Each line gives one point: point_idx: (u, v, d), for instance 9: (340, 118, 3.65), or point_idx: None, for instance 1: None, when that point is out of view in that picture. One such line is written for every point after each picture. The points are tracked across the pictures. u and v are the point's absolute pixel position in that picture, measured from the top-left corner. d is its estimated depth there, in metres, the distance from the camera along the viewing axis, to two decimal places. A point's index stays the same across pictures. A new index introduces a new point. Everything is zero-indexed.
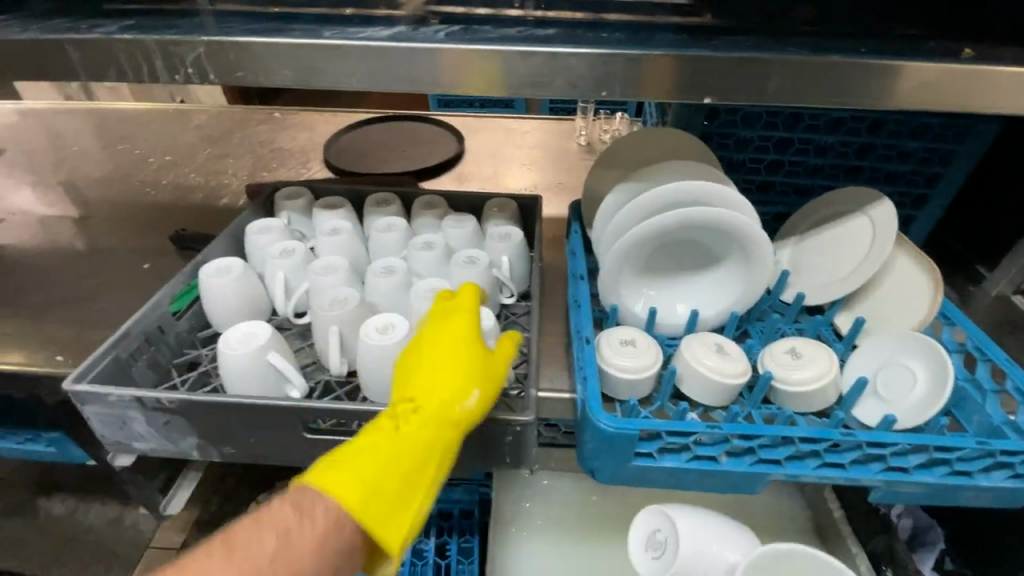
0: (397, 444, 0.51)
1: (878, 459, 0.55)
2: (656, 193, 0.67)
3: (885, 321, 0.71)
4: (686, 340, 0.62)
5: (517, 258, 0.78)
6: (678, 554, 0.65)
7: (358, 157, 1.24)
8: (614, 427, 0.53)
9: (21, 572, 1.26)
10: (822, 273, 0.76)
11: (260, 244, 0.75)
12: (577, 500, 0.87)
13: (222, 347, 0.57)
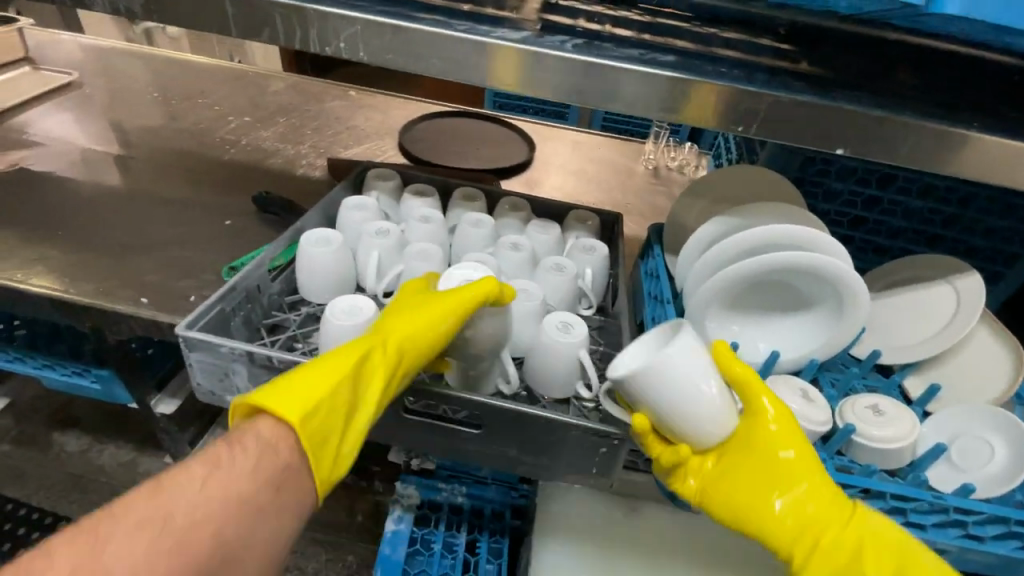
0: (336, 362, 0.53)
1: (956, 525, 0.56)
2: (759, 232, 0.67)
3: (961, 391, 0.71)
4: (772, 381, 0.63)
5: (599, 272, 0.78)
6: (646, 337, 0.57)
7: (432, 147, 1.26)
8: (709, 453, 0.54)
9: (32, 502, 1.27)
10: (896, 334, 0.77)
11: (355, 220, 0.77)
12: (601, 514, 0.84)
13: (328, 315, 0.59)
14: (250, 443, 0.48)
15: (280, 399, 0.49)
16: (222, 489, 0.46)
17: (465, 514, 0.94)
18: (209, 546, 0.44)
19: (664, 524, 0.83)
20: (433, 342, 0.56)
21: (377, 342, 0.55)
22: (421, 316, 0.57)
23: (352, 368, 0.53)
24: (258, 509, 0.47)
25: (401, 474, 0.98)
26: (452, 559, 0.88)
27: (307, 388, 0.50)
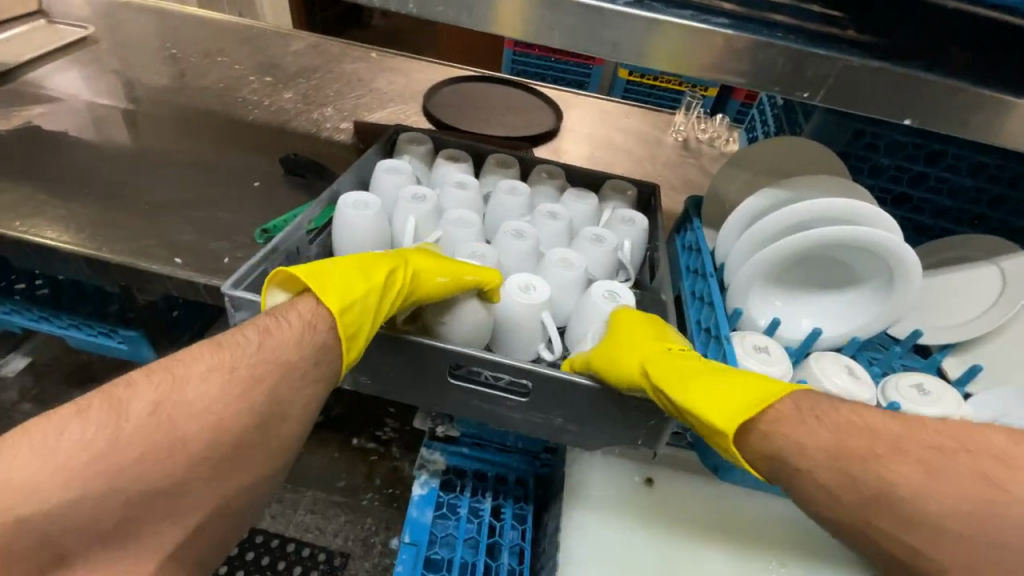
0: (364, 272, 0.55)
1: None
2: (812, 205, 0.65)
3: (1001, 373, 0.71)
4: (817, 356, 0.63)
5: (637, 244, 0.77)
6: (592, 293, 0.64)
7: (458, 112, 1.23)
8: None
9: None
10: (934, 315, 0.76)
11: (389, 184, 0.75)
12: (621, 485, 0.84)
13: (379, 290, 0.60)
14: (291, 317, 0.50)
15: (319, 284, 0.52)
16: (275, 353, 0.47)
17: (490, 481, 0.95)
18: (264, 401, 0.46)
19: (684, 495, 0.84)
20: (444, 294, 0.57)
21: (401, 267, 0.57)
22: (443, 266, 0.59)
23: (375, 277, 0.55)
24: (304, 376, 0.49)
25: (426, 439, 0.99)
26: (478, 524, 0.89)
27: (345, 282, 0.53)
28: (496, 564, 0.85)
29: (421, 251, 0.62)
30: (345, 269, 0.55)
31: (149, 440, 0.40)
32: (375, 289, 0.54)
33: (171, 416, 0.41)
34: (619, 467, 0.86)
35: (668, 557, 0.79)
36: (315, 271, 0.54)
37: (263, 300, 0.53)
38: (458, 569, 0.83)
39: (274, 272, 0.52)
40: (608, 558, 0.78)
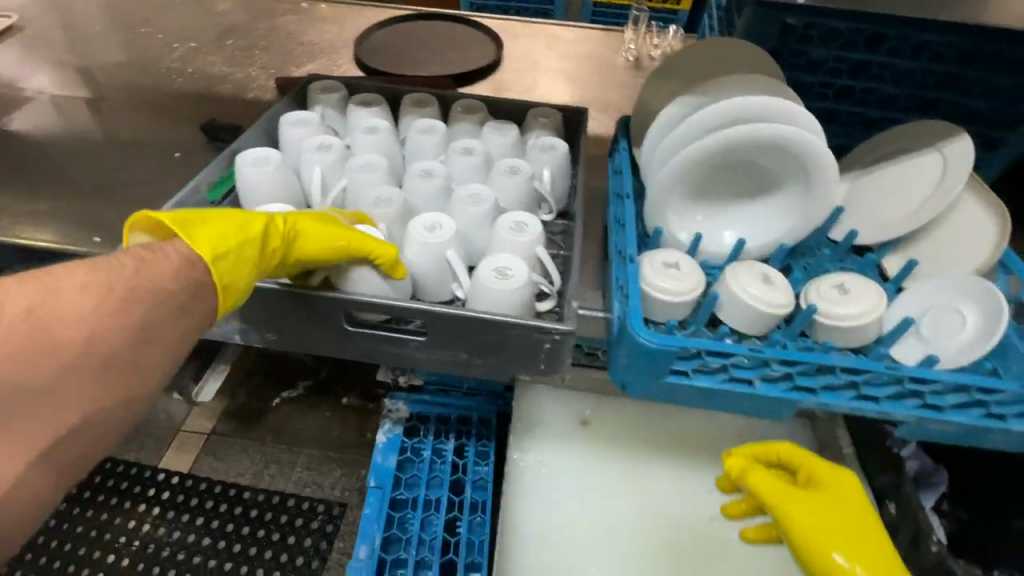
0: (245, 224, 0.55)
1: (914, 395, 0.52)
2: (722, 107, 0.61)
3: (940, 265, 0.67)
4: (732, 267, 0.61)
5: (559, 172, 0.73)
6: (497, 230, 0.60)
7: (391, 56, 1.17)
8: (654, 343, 0.50)
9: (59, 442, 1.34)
10: (873, 215, 0.73)
11: (295, 137, 0.73)
12: (567, 417, 0.88)
13: None
14: (166, 253, 0.50)
15: (190, 230, 0.53)
16: (154, 280, 0.48)
17: (453, 423, 0.98)
18: (139, 325, 0.46)
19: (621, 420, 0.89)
20: (324, 253, 0.56)
21: (287, 224, 0.57)
22: (330, 226, 0.57)
23: (253, 230, 0.54)
24: (182, 306, 0.50)
25: (391, 391, 1.02)
26: (442, 463, 0.93)
27: (217, 228, 0.53)
28: (460, 499, 0.89)
29: (317, 213, 0.60)
30: (227, 217, 0.55)
31: (19, 343, 0.40)
32: (245, 237, 0.53)
33: (46, 323, 0.42)
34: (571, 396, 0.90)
35: (619, 476, 0.84)
36: (194, 217, 0.54)
37: (127, 239, 0.54)
38: (423, 506, 0.88)
39: (148, 211, 0.53)
40: (562, 481, 0.83)
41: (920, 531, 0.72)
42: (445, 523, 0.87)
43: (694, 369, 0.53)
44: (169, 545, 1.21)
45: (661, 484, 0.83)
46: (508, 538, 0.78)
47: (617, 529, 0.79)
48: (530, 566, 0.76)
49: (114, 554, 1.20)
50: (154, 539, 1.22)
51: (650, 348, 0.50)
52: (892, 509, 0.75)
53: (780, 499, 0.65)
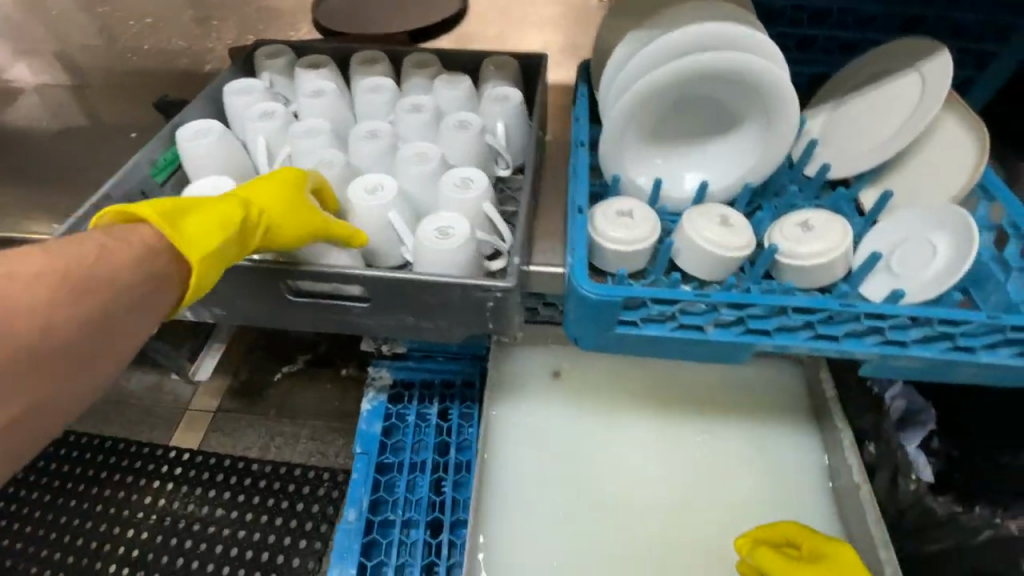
0: (208, 210, 0.50)
1: (875, 332, 0.51)
2: (671, 39, 0.56)
3: (915, 195, 0.64)
4: (687, 213, 0.59)
5: (515, 123, 0.69)
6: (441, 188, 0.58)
7: (350, 15, 1.12)
8: (596, 294, 0.49)
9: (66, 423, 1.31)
10: (849, 143, 0.68)
11: (239, 106, 0.70)
12: (541, 374, 0.88)
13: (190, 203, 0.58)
14: (128, 241, 0.44)
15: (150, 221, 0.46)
16: (110, 271, 0.42)
17: (436, 387, 0.98)
18: (89, 318, 0.41)
19: (591, 375, 0.89)
20: (297, 237, 0.53)
21: (251, 209, 0.52)
22: (297, 204, 0.53)
23: (219, 217, 0.49)
24: (140, 295, 0.44)
25: (375, 359, 1.02)
26: (425, 427, 0.94)
27: (196, 224, 0.48)
28: (444, 460, 0.91)
29: (276, 182, 0.55)
30: (188, 203, 0.49)
31: None
32: (226, 235, 0.49)
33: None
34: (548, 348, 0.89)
35: (598, 429, 0.84)
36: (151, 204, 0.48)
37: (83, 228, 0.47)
38: (408, 469, 0.90)
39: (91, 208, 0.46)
40: (542, 436, 0.84)
41: (899, 469, 0.71)
42: (430, 483, 0.89)
43: (643, 319, 0.51)
44: (183, 517, 1.14)
45: (639, 436, 0.84)
46: (488, 493, 0.79)
47: (595, 480, 0.81)
48: (509, 518, 0.78)
49: (132, 529, 1.13)
50: (168, 513, 1.14)
51: (593, 300, 0.49)
52: (871, 449, 0.76)
53: None
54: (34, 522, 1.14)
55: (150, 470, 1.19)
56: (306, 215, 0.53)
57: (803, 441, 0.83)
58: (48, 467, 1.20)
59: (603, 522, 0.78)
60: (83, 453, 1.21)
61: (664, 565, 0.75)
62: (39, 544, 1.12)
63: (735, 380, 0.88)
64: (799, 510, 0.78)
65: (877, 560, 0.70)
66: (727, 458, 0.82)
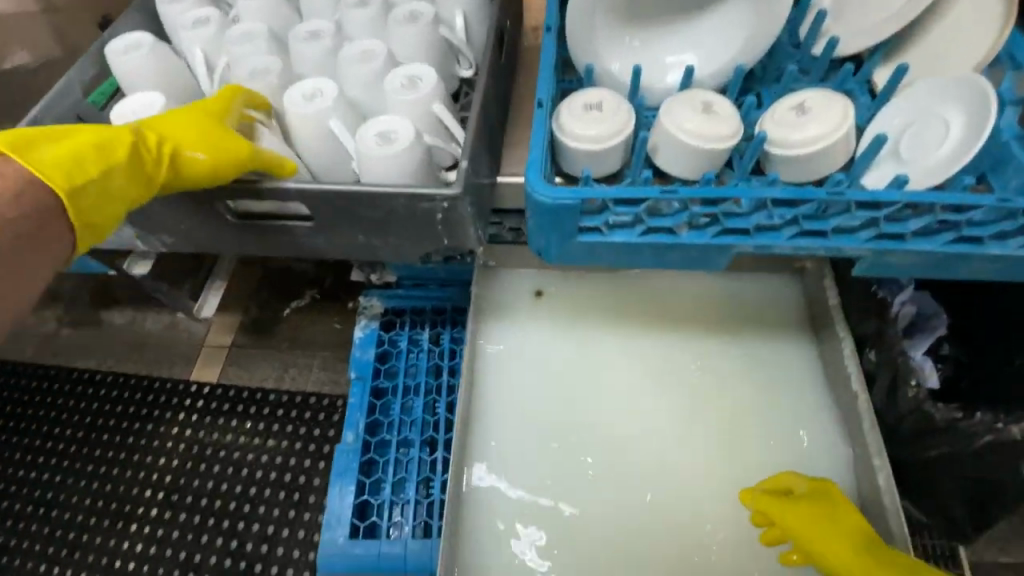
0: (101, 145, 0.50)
1: (869, 225, 0.46)
2: None
3: (938, 68, 0.55)
4: (667, 103, 0.52)
5: (474, 15, 0.62)
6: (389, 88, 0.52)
7: None
8: (551, 198, 0.45)
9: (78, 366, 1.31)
10: (869, 8, 0.57)
11: (173, 15, 0.64)
12: (526, 294, 0.87)
13: (116, 117, 0.56)
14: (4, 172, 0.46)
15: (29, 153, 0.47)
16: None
17: (427, 313, 0.97)
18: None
19: (578, 294, 0.86)
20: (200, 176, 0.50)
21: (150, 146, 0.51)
22: (201, 136, 0.50)
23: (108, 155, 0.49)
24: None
25: (366, 289, 1.00)
26: (418, 352, 0.94)
27: (85, 161, 0.48)
28: (438, 383, 0.92)
29: (190, 111, 0.52)
30: (83, 135, 0.50)
31: None
32: (115, 174, 0.49)
33: None
34: (530, 268, 0.87)
35: (587, 347, 0.83)
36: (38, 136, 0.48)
37: None
38: (402, 392, 0.91)
39: None
40: (530, 357, 0.83)
41: (899, 374, 0.66)
42: (425, 405, 0.90)
43: (608, 224, 0.47)
44: (210, 444, 1.18)
45: (630, 353, 0.82)
46: (476, 414, 0.80)
47: (583, 398, 0.80)
48: (498, 436, 0.78)
49: (163, 458, 1.17)
50: (196, 441, 1.18)
51: (547, 204, 0.45)
52: (871, 356, 0.72)
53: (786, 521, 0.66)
54: (69, 457, 1.18)
55: (173, 404, 1.23)
56: (209, 151, 0.50)
57: (801, 352, 0.80)
58: (74, 408, 1.23)
59: (592, 437, 0.77)
60: (109, 391, 1.25)
61: (654, 476, 0.75)
62: (78, 475, 1.16)
63: (731, 295, 0.85)
64: (793, 420, 0.77)
65: (870, 466, 0.68)
66: (721, 371, 0.80)
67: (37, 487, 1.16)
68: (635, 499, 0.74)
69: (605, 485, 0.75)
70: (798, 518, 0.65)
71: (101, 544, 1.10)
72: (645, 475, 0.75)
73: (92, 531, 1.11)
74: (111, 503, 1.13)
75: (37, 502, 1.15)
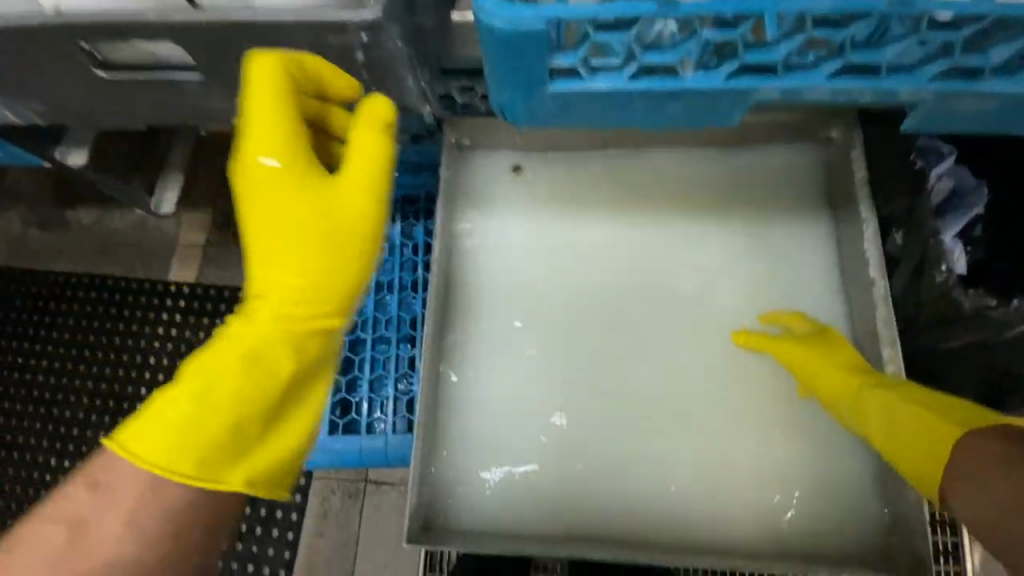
0: (237, 356, 0.50)
1: (939, 56, 0.34)
2: None
3: None
4: None
5: None
6: None
7: None
8: (507, 22, 0.32)
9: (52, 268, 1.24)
10: None
11: None
12: (502, 176, 0.76)
13: None
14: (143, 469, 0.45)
15: (170, 456, 0.46)
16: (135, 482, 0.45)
17: (398, 203, 0.87)
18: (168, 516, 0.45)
19: (568, 176, 0.75)
20: (336, 290, 0.53)
21: (269, 306, 0.52)
22: (321, 257, 0.52)
23: (243, 361, 0.49)
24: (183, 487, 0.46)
25: None
26: (390, 248, 0.86)
27: (225, 393, 0.48)
28: (415, 279, 0.85)
29: (280, 222, 0.51)
30: (206, 372, 0.48)
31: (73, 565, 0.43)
32: (268, 382, 0.50)
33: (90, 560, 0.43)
34: (501, 139, 0.75)
35: (576, 235, 0.74)
36: (168, 404, 0.46)
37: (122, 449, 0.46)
38: (375, 289, 0.84)
39: (110, 446, 0.45)
40: (508, 250, 0.75)
41: (926, 258, 0.59)
42: (400, 303, 0.84)
43: (587, 63, 0.36)
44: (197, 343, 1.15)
45: (626, 243, 0.73)
46: (453, 313, 0.73)
47: (571, 291, 0.73)
48: (479, 334, 0.72)
49: (154, 357, 1.15)
50: (183, 341, 1.15)
51: (505, 33, 0.33)
52: (897, 239, 0.63)
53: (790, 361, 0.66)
54: (61, 359, 1.17)
55: (155, 305, 1.18)
56: (331, 257, 0.52)
57: (817, 235, 0.71)
58: (56, 312, 1.19)
59: (581, 333, 0.72)
60: (89, 292, 1.20)
61: (647, 372, 0.70)
62: (71, 375, 1.15)
63: (744, 168, 0.74)
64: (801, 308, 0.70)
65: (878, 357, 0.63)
66: (728, 258, 0.72)
67: (35, 387, 1.16)
68: (628, 393, 0.70)
69: (596, 381, 0.70)
70: (798, 355, 0.65)
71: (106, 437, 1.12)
72: (640, 368, 0.70)
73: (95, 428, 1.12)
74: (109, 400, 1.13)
75: (40, 403, 1.15)
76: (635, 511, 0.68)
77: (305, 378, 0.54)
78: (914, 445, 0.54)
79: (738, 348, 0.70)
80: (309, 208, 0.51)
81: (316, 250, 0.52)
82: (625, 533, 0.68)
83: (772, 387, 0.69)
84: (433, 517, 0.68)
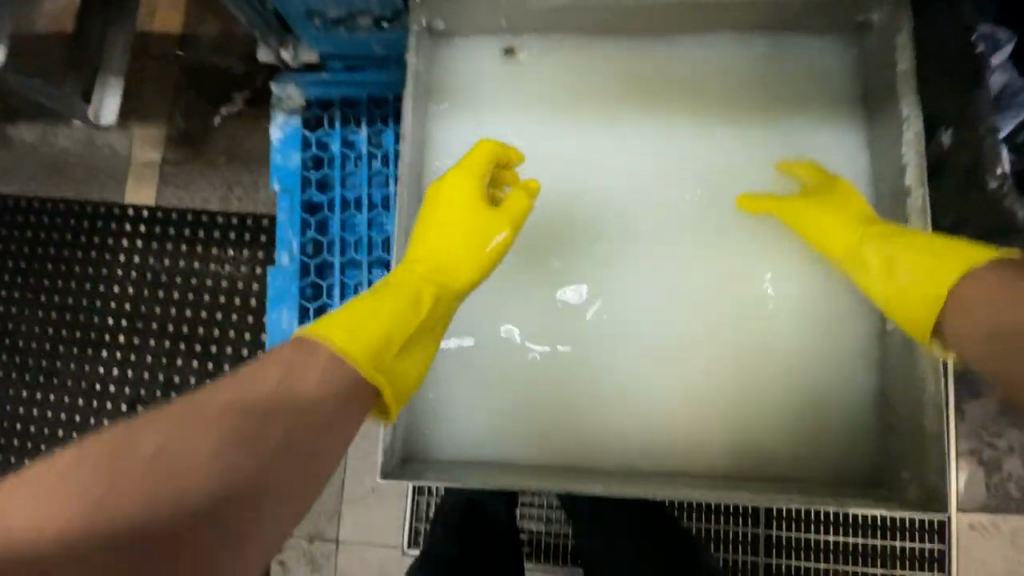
0: (395, 291, 0.53)
1: None
2: None
3: None
4: None
5: None
6: None
7: None
8: None
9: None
10: None
11: None
12: (482, 71, 0.68)
13: None
14: (319, 351, 0.45)
15: (341, 337, 0.47)
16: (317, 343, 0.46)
17: (362, 105, 0.75)
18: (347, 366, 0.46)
19: (556, 77, 0.67)
20: (480, 273, 0.58)
21: (423, 267, 0.57)
22: (475, 240, 0.59)
23: (404, 297, 0.53)
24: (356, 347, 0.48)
25: (279, 73, 0.76)
26: (356, 158, 0.75)
27: (390, 311, 0.51)
28: (385, 195, 0.74)
29: (447, 213, 0.60)
30: (375, 297, 0.52)
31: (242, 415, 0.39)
32: (415, 317, 0.53)
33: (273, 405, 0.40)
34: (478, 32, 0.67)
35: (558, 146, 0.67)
36: (344, 310, 0.49)
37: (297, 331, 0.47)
38: (341, 207, 0.75)
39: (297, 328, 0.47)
40: None
41: (982, 161, 0.54)
42: (370, 223, 0.74)
43: None
44: (163, 271, 1.06)
45: (623, 153, 0.66)
46: None
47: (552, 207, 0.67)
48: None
49: (118, 285, 1.06)
50: (147, 268, 1.06)
51: None
52: (947, 138, 0.59)
53: (791, 215, 0.61)
54: (18, 289, 1.08)
55: (113, 230, 1.07)
56: (481, 242, 0.59)
57: (838, 140, 0.65)
58: (6, 238, 1.09)
59: (572, 254, 0.67)
60: (39, 217, 1.08)
61: (643, 295, 0.66)
62: (34, 307, 1.07)
63: (757, 60, 0.66)
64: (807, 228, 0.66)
65: None
66: (729, 167, 0.66)
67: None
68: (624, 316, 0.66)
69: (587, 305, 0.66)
70: (803, 211, 0.60)
71: (77, 370, 1.05)
72: (637, 291, 0.66)
73: (64, 360, 1.06)
74: (75, 332, 1.06)
75: (2, 334, 1.08)
76: (626, 439, 0.65)
77: (431, 336, 0.56)
78: (912, 287, 0.50)
79: (743, 214, 0.65)
80: (474, 216, 0.59)
81: (472, 234, 0.59)
82: (610, 462, 0.66)
83: (777, 312, 0.65)
84: (411, 452, 0.66)
